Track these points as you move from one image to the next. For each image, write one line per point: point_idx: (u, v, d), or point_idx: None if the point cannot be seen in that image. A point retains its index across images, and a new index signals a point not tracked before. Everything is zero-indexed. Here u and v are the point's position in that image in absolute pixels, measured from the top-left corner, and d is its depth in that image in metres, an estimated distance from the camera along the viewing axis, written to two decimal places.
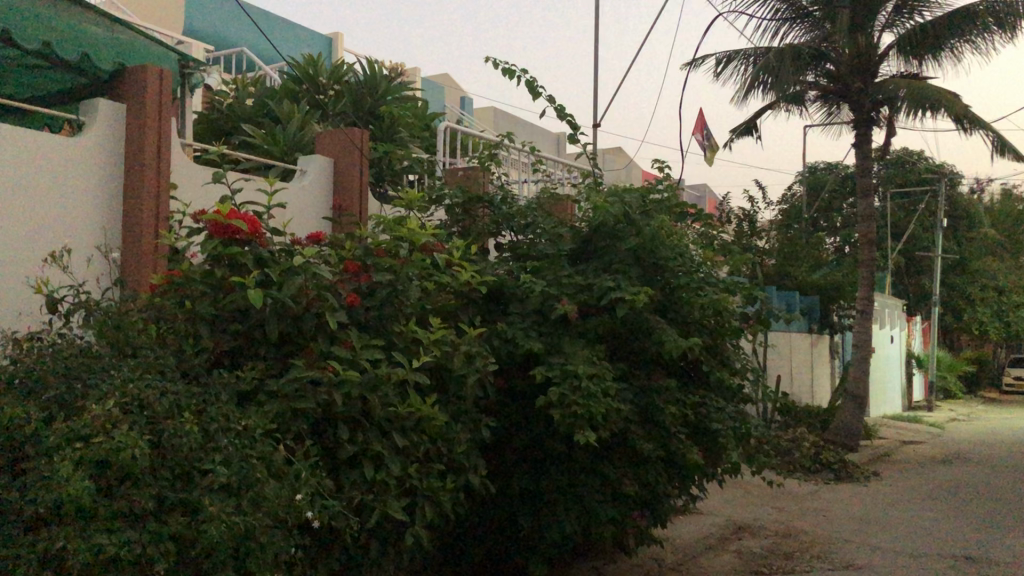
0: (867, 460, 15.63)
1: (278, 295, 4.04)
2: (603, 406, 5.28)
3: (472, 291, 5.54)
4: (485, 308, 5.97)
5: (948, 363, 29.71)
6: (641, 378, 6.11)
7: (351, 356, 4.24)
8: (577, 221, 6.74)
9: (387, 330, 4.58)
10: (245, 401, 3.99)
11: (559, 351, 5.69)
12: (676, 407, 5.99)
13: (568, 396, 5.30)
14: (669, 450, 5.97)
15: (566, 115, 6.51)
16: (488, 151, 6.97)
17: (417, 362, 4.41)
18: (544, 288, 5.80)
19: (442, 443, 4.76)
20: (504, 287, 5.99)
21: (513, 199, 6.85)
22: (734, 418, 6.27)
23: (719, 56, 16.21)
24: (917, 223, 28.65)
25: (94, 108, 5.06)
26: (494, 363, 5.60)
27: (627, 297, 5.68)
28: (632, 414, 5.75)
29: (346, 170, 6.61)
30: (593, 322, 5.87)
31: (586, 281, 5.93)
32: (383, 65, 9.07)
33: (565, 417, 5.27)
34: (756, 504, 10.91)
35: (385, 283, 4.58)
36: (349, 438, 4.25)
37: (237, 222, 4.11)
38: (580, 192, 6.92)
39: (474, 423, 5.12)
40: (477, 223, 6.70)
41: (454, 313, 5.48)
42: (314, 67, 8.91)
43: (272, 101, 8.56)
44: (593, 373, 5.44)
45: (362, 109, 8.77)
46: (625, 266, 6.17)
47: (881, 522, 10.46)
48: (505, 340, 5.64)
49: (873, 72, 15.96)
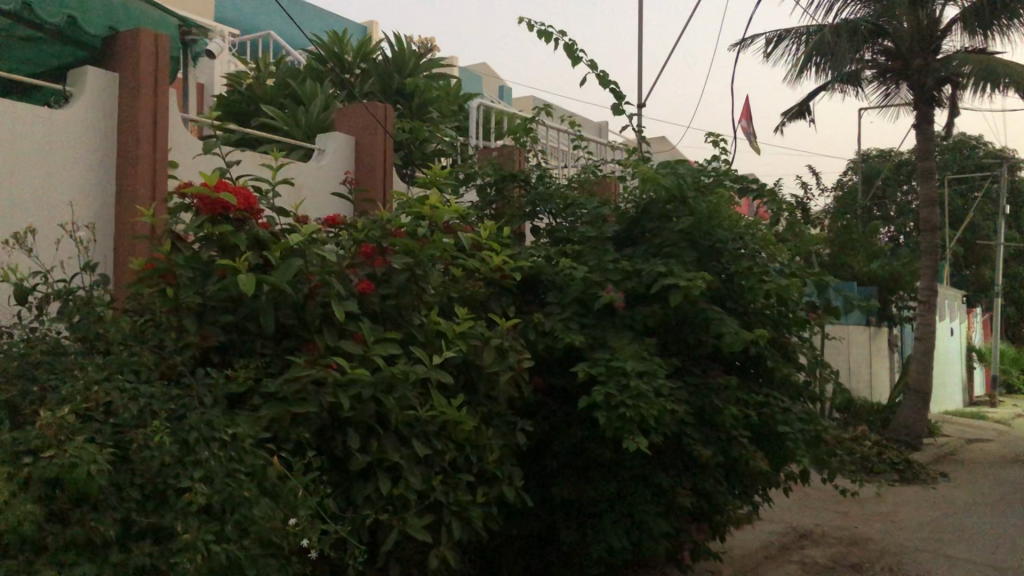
0: (933, 460, 14.74)
1: (275, 281, 3.45)
2: (656, 408, 4.64)
3: (504, 277, 4.92)
4: (521, 297, 5.36)
5: (1010, 356, 28.46)
6: (696, 375, 5.45)
7: (362, 349, 3.64)
8: (623, 202, 6.09)
9: (406, 321, 3.98)
10: (237, 404, 3.42)
11: (604, 344, 5.06)
12: (736, 406, 5.34)
13: (617, 396, 4.67)
14: (730, 455, 5.31)
15: (609, 83, 5.85)
16: (524, 125, 6.34)
17: (440, 358, 3.81)
18: (586, 274, 5.17)
19: (472, 451, 4.17)
20: (541, 274, 5.38)
21: (551, 177, 6.21)
22: (801, 419, 5.60)
23: (768, 35, 15.40)
24: (977, 210, 27.42)
25: (81, 75, 4.55)
26: (531, 358, 4.98)
27: (680, 284, 5.03)
28: (687, 416, 5.10)
29: (367, 148, 6.04)
30: (642, 313, 5.22)
31: (634, 267, 5.28)
32: (412, 40, 8.49)
33: (613, 420, 4.64)
34: (817, 509, 10.16)
35: (403, 267, 3.99)
36: (361, 447, 3.66)
37: (225, 194, 3.50)
38: (625, 170, 6.25)
39: (508, 427, 4.51)
40: (511, 204, 6.05)
41: (486, 303, 4.87)
42: (340, 45, 8.28)
43: (294, 81, 8.02)
44: (644, 370, 4.80)
45: (390, 88, 8.21)
46: (677, 250, 5.51)
47: (954, 529, 9.67)
48: (543, 333, 5.02)
49: (935, 48, 15.02)
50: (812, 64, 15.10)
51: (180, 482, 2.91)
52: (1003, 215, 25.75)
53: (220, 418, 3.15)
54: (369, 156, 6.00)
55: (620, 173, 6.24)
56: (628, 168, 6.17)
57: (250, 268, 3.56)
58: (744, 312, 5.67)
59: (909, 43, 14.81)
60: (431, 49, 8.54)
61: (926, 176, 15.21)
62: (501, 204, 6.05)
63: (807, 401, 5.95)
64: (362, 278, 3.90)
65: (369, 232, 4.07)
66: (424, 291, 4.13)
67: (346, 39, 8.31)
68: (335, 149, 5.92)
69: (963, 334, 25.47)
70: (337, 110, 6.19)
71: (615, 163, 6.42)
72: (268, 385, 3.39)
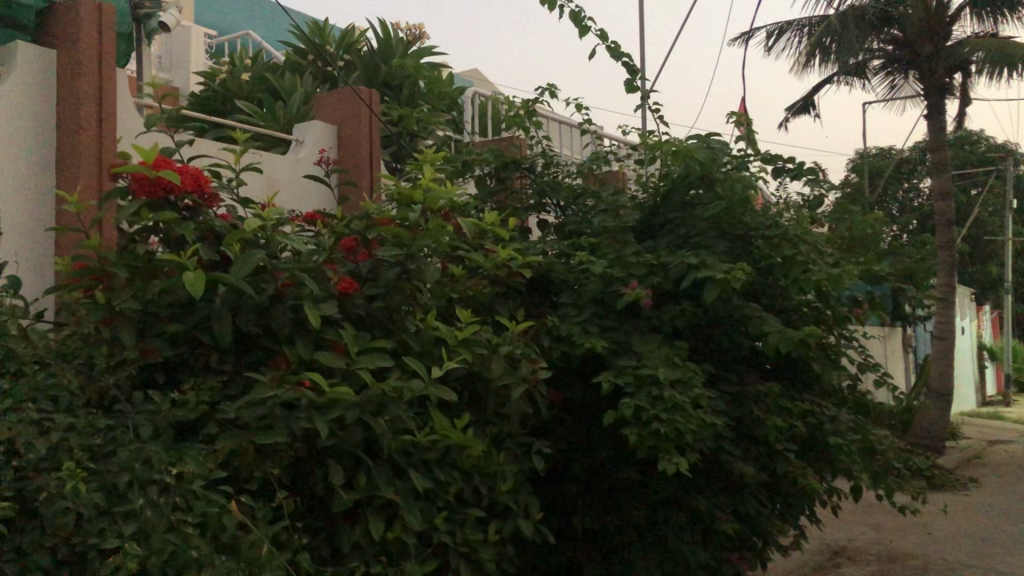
0: (959, 464, 14.05)
1: (230, 279, 2.76)
2: (695, 423, 3.96)
3: (512, 275, 4.24)
4: (530, 299, 4.67)
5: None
6: (732, 382, 4.78)
7: (345, 362, 2.95)
8: (640, 189, 5.42)
9: (398, 325, 3.30)
10: (187, 434, 2.73)
11: (628, 350, 4.37)
12: (780, 416, 4.66)
13: (648, 410, 3.98)
14: (775, 472, 4.64)
15: (620, 55, 5.19)
16: (525, 108, 5.66)
17: (441, 371, 3.13)
18: (605, 270, 4.49)
19: (480, 480, 3.49)
20: (552, 272, 4.70)
21: (557, 164, 5.54)
22: (853, 428, 4.92)
23: (770, 28, 14.76)
24: (984, 206, 26.79)
25: (10, 51, 3.88)
26: (546, 368, 4.29)
27: (715, 276, 4.36)
28: (727, 429, 4.42)
29: (353, 136, 5.38)
30: (670, 313, 4.54)
31: (659, 260, 4.61)
32: (398, 28, 7.83)
33: (645, 438, 3.96)
34: (848, 522, 9.45)
35: (392, 262, 3.31)
36: (346, 483, 2.97)
37: (166, 171, 2.80)
38: (641, 154, 5.59)
39: (521, 448, 3.83)
40: (515, 195, 5.37)
41: (492, 305, 4.19)
42: (321, 35, 7.60)
43: (272, 74, 7.35)
44: (678, 378, 4.12)
45: (376, 80, 7.54)
46: (706, 240, 4.84)
47: (999, 538, 8.97)
48: (559, 339, 4.34)
49: (945, 34, 14.29)
50: (817, 56, 14.44)
51: (105, 540, 2.23)
52: (1011, 209, 25.12)
53: (162, 455, 2.46)
54: (354, 145, 5.34)
55: (636, 157, 5.58)
56: (643, 152, 5.50)
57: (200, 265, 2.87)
58: (782, 308, 5.00)
59: (918, 30, 14.13)
60: (420, 37, 7.86)
61: (940, 168, 14.52)
62: (505, 195, 5.36)
63: (855, 406, 5.26)
64: (344, 274, 3.22)
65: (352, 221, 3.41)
66: (420, 291, 3.45)
67: (327, 28, 7.65)
68: (316, 139, 5.27)
69: (974, 332, 24.81)
70: (318, 98, 5.57)
71: (628, 147, 5.75)
72: (226, 410, 2.70)
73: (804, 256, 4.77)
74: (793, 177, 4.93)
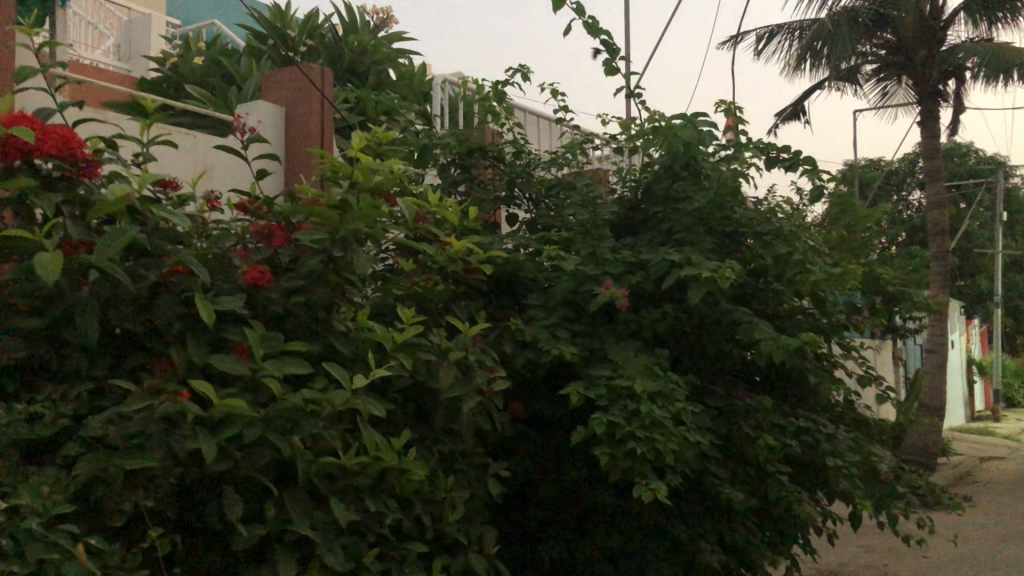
0: (951, 482, 13.55)
1: (96, 261, 2.22)
2: (677, 441, 3.43)
3: (470, 272, 3.72)
4: (493, 300, 4.14)
5: (1013, 368, 27.40)
6: (719, 394, 4.25)
7: (248, 366, 2.42)
8: (621, 182, 4.90)
9: (322, 324, 2.77)
10: (42, 455, 2.19)
11: (602, 357, 3.85)
12: (772, 433, 4.14)
13: (622, 427, 3.46)
14: (766, 497, 4.11)
15: (598, 32, 4.70)
16: (495, 90, 5.12)
17: (371, 379, 2.60)
18: (577, 267, 3.97)
19: (422, 509, 2.95)
20: (518, 270, 4.17)
21: (529, 153, 5.01)
22: (853, 448, 4.40)
23: (759, 31, 14.29)
24: (973, 218, 26.44)
25: None
26: (507, 377, 3.76)
27: (700, 275, 3.85)
28: (712, 448, 3.90)
29: (301, 118, 4.88)
30: (649, 317, 4.02)
31: (638, 258, 4.09)
32: (365, 12, 7.29)
33: (620, 459, 3.44)
34: (838, 545, 8.91)
35: (317, 250, 2.78)
36: (249, 515, 2.43)
37: (17, 128, 2.28)
38: (621, 142, 5.08)
39: (474, 469, 3.29)
40: (482, 186, 4.83)
41: (446, 305, 3.66)
42: (282, 19, 7.06)
43: (226, 57, 6.79)
44: (657, 391, 3.60)
45: (339, 67, 6.99)
46: (692, 236, 4.32)
47: (997, 563, 8.45)
48: (524, 345, 3.81)
49: (939, 39, 13.80)
50: (808, 60, 13.93)
51: None
52: (1001, 221, 24.76)
53: None
54: (303, 131, 4.83)
55: (615, 146, 5.07)
56: (624, 141, 4.98)
57: (64, 245, 2.30)
58: (775, 313, 4.49)
59: (911, 33, 13.66)
60: (390, 23, 7.31)
61: (932, 177, 14.05)
62: (472, 183, 4.81)
63: (854, 422, 4.74)
64: (256, 261, 2.69)
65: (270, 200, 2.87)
66: (353, 285, 2.93)
67: (290, 12, 7.07)
68: (260, 120, 4.76)
69: (964, 346, 24.37)
70: (265, 77, 5.07)
71: (607, 136, 5.24)
72: (89, 427, 2.16)
73: (801, 255, 4.26)
74: (790, 166, 4.42)
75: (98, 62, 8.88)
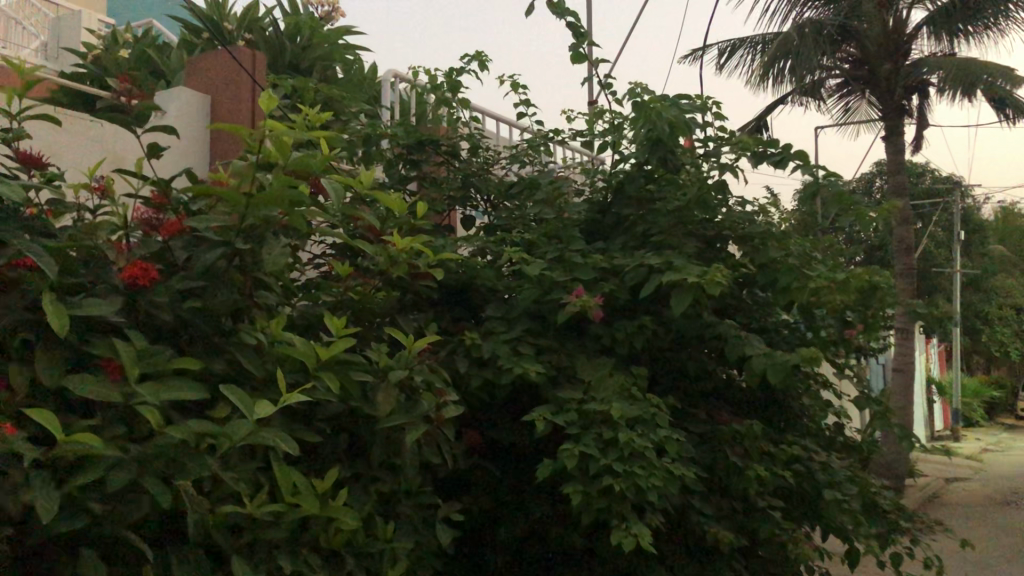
0: (919, 506, 13.16)
1: None
2: (660, 477, 2.91)
3: (418, 277, 3.18)
4: (445, 313, 3.59)
5: (971, 386, 27.36)
6: (702, 418, 3.74)
7: (119, 391, 1.86)
8: (590, 182, 4.39)
9: (225, 337, 2.21)
10: None
11: (572, 378, 3.31)
12: (763, 463, 3.63)
13: (597, 460, 2.92)
14: (757, 536, 3.60)
15: (564, 13, 4.20)
16: (448, 79, 4.59)
17: (283, 406, 2.04)
18: (543, 273, 3.44)
19: (354, 565, 2.39)
20: (475, 278, 3.62)
21: (488, 150, 4.49)
22: (851, 480, 3.91)
23: (722, 45, 13.95)
24: (931, 237, 26.40)
25: None
26: (461, 401, 3.22)
27: (684, 281, 3.34)
28: (697, 482, 3.38)
29: (228, 106, 4.35)
30: (624, 333, 3.49)
31: (611, 263, 3.57)
32: (309, 4, 6.70)
33: (594, 499, 2.90)
34: None
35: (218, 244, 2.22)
36: None
37: None
38: (587, 138, 4.59)
39: (421, 513, 2.74)
40: (434, 185, 4.28)
41: (389, 317, 3.11)
42: (218, 11, 6.45)
43: (156, 51, 6.16)
44: (636, 417, 3.07)
45: (281, 63, 6.39)
46: (670, 239, 3.82)
47: None
48: (481, 364, 3.26)
49: (904, 53, 13.35)
50: (771, 76, 13.57)
51: None
52: (959, 239, 24.69)
53: None
54: (231, 117, 4.29)
55: (582, 142, 4.57)
56: (594, 137, 4.49)
57: None
58: (762, 327, 4.01)
59: (876, 48, 13.25)
60: (337, 17, 6.79)
61: (898, 193, 13.71)
62: (422, 181, 4.26)
63: (849, 449, 4.25)
64: (140, 257, 2.14)
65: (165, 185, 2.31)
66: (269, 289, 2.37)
67: (227, 6, 6.56)
68: (182, 108, 4.22)
69: (924, 366, 24.19)
70: (189, 65, 4.54)
71: (573, 132, 4.74)
72: None
73: (794, 261, 3.77)
74: (780, 161, 3.95)
75: (22, 63, 8.18)
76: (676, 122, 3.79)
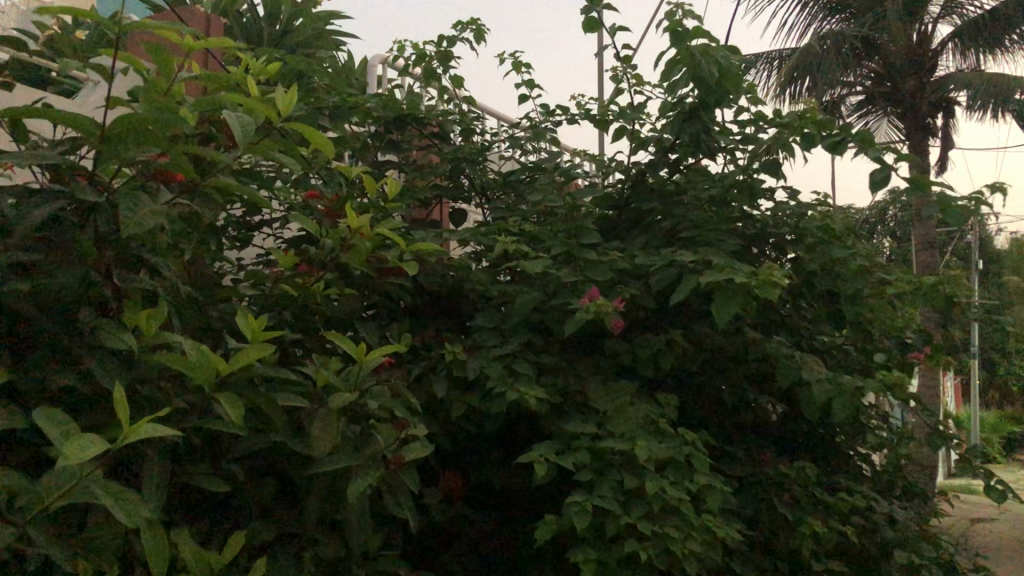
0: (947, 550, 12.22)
1: None
2: (698, 540, 2.18)
3: (383, 270, 2.47)
4: (424, 323, 2.87)
5: (988, 420, 26.40)
6: (741, 457, 3.01)
7: None
8: (604, 168, 3.69)
9: (75, 336, 1.52)
10: None
11: (581, 406, 2.59)
12: (819, 517, 2.89)
13: (616, 517, 2.20)
14: None
15: None
16: (438, 48, 3.90)
17: (137, 441, 1.34)
18: (546, 271, 2.71)
19: None
20: (462, 276, 2.90)
21: (483, 130, 3.78)
22: (922, 534, 3.16)
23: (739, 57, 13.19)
24: (948, 265, 25.35)
25: None
26: (439, 432, 2.50)
27: (728, 283, 2.63)
28: (739, 542, 2.65)
29: None
30: (648, 349, 2.77)
31: (632, 263, 2.85)
32: None
33: (611, 568, 2.18)
34: None
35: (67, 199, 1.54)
36: None
37: None
38: (601, 119, 3.90)
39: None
40: (417, 171, 3.55)
41: (345, 322, 2.40)
42: None
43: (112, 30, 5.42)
44: (667, 458, 2.34)
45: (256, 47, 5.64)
46: (704, 234, 3.11)
47: None
48: (466, 386, 2.54)
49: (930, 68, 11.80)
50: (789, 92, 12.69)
51: None
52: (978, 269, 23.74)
53: None
54: None
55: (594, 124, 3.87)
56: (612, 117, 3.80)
57: None
58: (814, 347, 3.27)
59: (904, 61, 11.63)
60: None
61: None
62: (403, 166, 3.53)
63: (916, 495, 3.49)
64: None
65: (22, 124, 1.69)
66: (155, 271, 1.68)
67: None
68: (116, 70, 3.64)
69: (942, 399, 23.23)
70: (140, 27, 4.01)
71: (583, 113, 4.04)
72: None
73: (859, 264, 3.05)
74: (837, 143, 3.27)
75: None
76: (725, 79, 3.09)
